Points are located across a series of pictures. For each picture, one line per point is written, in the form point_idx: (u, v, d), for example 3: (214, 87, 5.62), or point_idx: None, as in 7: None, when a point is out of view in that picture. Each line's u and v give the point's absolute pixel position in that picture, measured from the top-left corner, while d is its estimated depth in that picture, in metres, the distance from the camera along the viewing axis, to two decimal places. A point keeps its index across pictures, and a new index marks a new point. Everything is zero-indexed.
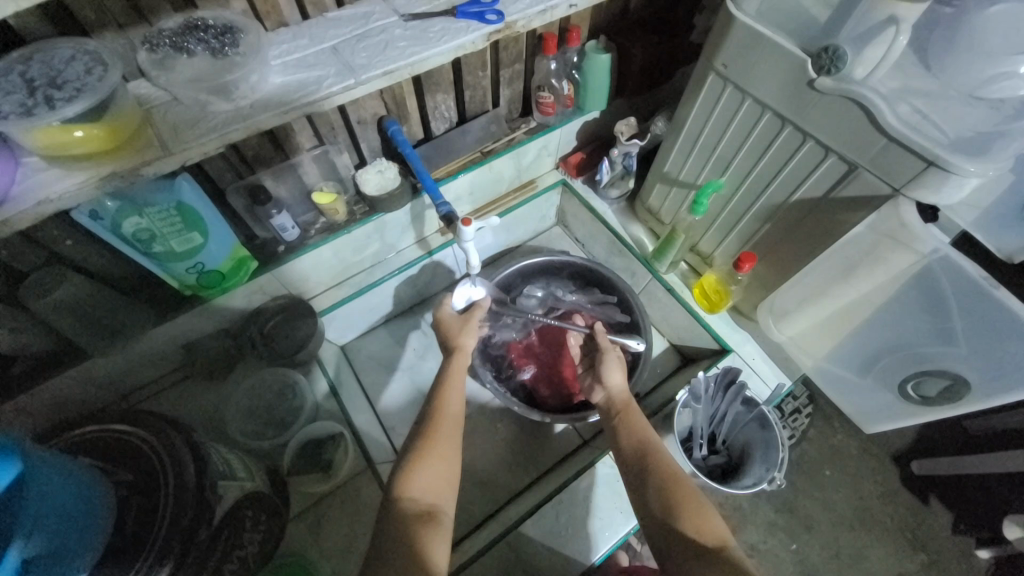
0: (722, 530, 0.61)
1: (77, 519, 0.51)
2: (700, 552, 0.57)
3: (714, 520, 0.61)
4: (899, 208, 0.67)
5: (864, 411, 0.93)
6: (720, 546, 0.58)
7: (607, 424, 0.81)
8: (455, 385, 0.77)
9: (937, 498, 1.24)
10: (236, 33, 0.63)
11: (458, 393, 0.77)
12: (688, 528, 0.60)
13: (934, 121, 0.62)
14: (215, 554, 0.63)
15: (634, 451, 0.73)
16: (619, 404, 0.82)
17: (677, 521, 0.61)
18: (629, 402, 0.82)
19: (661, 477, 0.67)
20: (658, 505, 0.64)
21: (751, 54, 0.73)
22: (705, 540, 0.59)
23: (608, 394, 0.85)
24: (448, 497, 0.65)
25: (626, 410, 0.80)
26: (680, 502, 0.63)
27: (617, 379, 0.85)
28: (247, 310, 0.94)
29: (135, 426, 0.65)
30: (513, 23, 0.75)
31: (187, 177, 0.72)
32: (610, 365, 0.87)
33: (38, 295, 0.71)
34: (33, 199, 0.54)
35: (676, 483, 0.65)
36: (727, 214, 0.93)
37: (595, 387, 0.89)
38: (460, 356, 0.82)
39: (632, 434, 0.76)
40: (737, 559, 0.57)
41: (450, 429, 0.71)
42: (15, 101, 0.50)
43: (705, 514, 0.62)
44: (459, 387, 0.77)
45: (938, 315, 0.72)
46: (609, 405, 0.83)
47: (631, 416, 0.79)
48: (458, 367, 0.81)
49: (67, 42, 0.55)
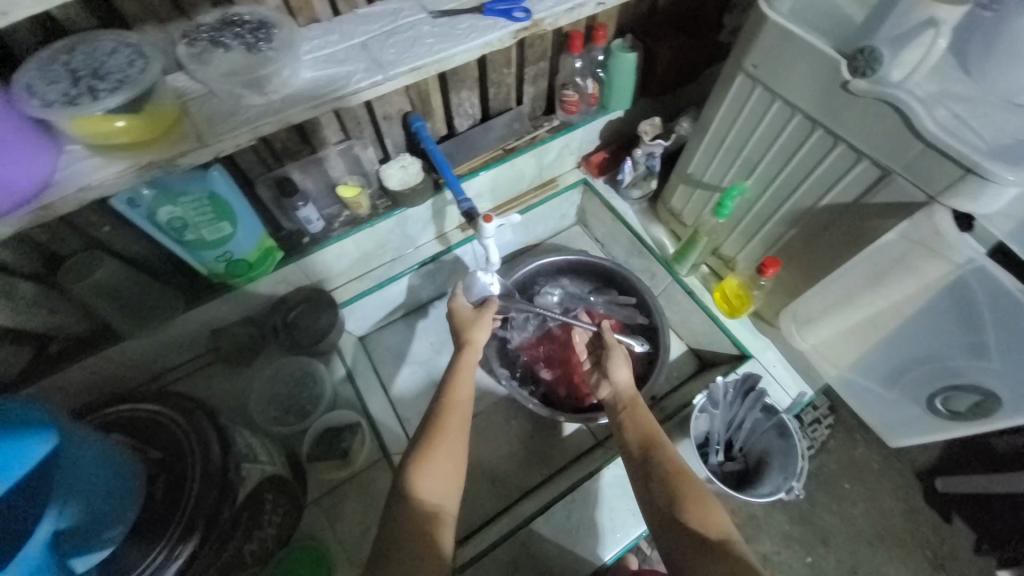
0: (726, 523, 0.60)
1: (105, 492, 0.53)
2: (702, 544, 0.57)
3: (716, 512, 0.61)
4: (933, 216, 0.65)
5: (887, 423, 0.89)
6: (722, 537, 0.58)
7: (613, 421, 0.80)
8: (466, 377, 0.78)
9: (960, 516, 1.21)
10: (270, 28, 0.64)
11: (467, 384, 0.77)
12: (693, 520, 0.60)
13: (972, 126, 0.60)
14: (237, 536, 0.65)
15: (640, 446, 0.72)
16: (626, 399, 0.81)
17: (681, 514, 0.61)
18: (636, 397, 0.81)
19: (665, 472, 0.67)
20: (663, 501, 0.64)
21: (783, 55, 0.71)
22: (708, 532, 0.58)
23: (613, 389, 0.83)
24: (448, 499, 0.65)
25: (632, 406, 0.79)
26: (684, 497, 0.63)
27: (624, 376, 0.83)
28: (272, 299, 0.97)
29: (164, 407, 0.69)
30: (540, 21, 0.75)
31: (220, 168, 0.74)
32: (615, 361, 0.85)
33: (81, 275, 0.73)
34: (77, 184, 0.57)
35: (681, 478, 0.65)
36: (752, 218, 0.92)
37: (602, 382, 0.88)
38: (471, 350, 0.82)
39: (637, 430, 0.75)
40: (739, 552, 0.56)
41: (457, 421, 0.72)
42: (60, 90, 0.53)
43: (709, 508, 0.61)
44: (467, 380, 0.77)
45: (969, 328, 0.70)
46: (615, 401, 0.82)
47: (638, 412, 0.78)
48: (467, 361, 0.81)
49: (110, 35, 0.58)
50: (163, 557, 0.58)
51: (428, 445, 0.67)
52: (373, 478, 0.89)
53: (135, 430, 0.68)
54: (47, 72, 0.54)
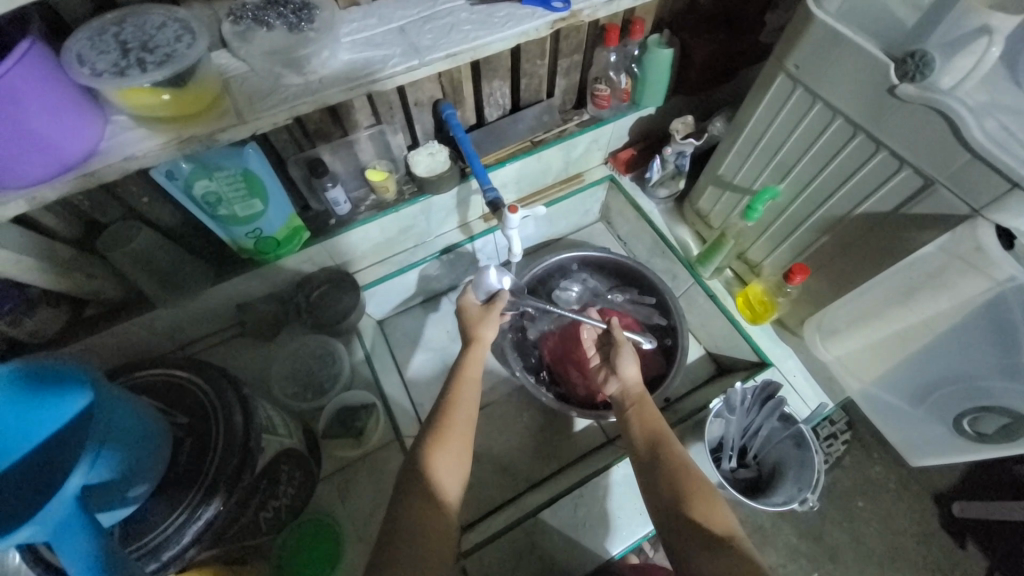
0: (731, 519, 0.61)
1: (139, 450, 0.56)
2: (707, 540, 0.57)
3: (721, 509, 0.61)
4: (976, 229, 0.63)
5: (910, 442, 0.87)
6: (728, 535, 0.58)
7: (619, 416, 0.80)
8: (472, 367, 0.78)
9: (976, 543, 1.17)
10: (312, 10, 0.66)
11: (473, 376, 0.77)
12: (699, 515, 0.60)
13: (1022, 139, 0.58)
14: (256, 498, 0.68)
15: (645, 443, 0.72)
16: (633, 396, 0.80)
17: (687, 510, 0.62)
18: (644, 394, 0.80)
19: (673, 469, 0.67)
20: (669, 497, 0.64)
21: (828, 56, 0.69)
22: (715, 529, 0.59)
23: (621, 385, 0.82)
24: (454, 488, 0.65)
25: (639, 402, 0.78)
26: (692, 494, 0.63)
27: (631, 372, 0.82)
28: (297, 277, 0.98)
29: (194, 373, 0.70)
30: (578, 12, 0.74)
31: (255, 147, 0.76)
32: (624, 356, 0.84)
33: (116, 245, 0.76)
34: (121, 154, 0.59)
35: (687, 474, 0.66)
36: (781, 223, 0.90)
37: (609, 379, 0.86)
38: (478, 346, 0.81)
39: (643, 425, 0.75)
40: (746, 549, 0.56)
41: (464, 412, 0.72)
42: (110, 60, 0.55)
43: (715, 504, 0.62)
44: (475, 373, 0.77)
45: (1004, 348, 0.67)
46: (623, 397, 0.81)
47: (645, 408, 0.77)
48: (474, 358, 0.80)
49: (159, 9, 0.59)
50: (186, 515, 0.59)
51: (434, 437, 0.68)
52: (384, 459, 0.91)
53: (160, 394, 0.69)
54: (97, 42, 0.56)
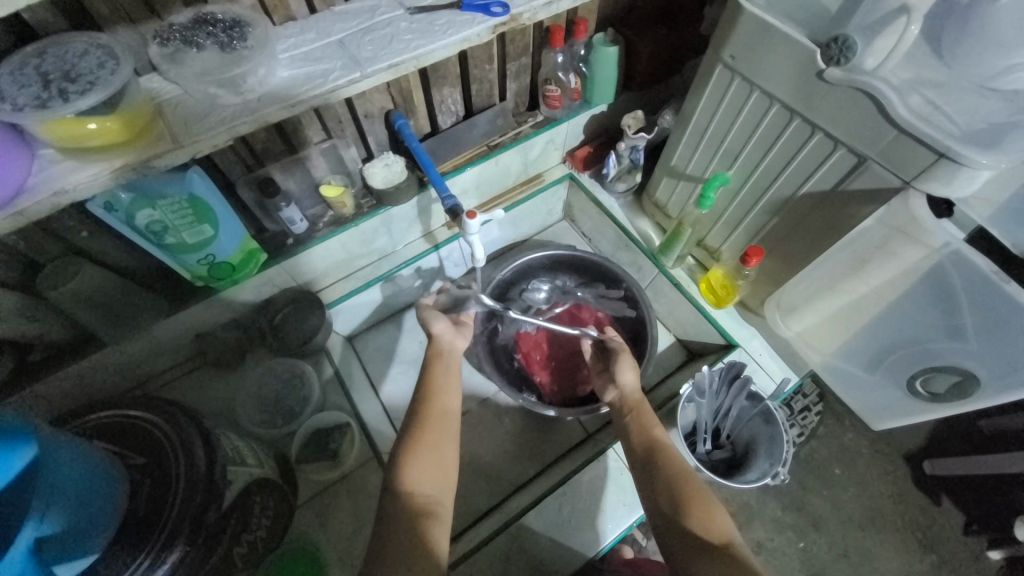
0: (728, 526, 0.60)
1: (91, 497, 0.53)
2: (705, 549, 0.57)
3: (720, 517, 0.61)
4: (909, 201, 0.67)
5: (870, 408, 0.90)
6: (724, 542, 0.58)
7: (617, 423, 0.80)
8: (447, 359, 0.80)
9: (948, 497, 1.23)
10: (244, 27, 0.64)
11: (451, 373, 0.78)
12: (696, 526, 0.60)
13: (944, 112, 0.62)
14: (224, 538, 0.65)
15: (643, 448, 0.73)
16: (631, 403, 0.81)
17: (685, 520, 0.61)
18: (642, 401, 0.81)
19: (669, 474, 0.67)
20: (667, 505, 0.64)
21: (759, 46, 0.72)
22: (711, 537, 0.58)
23: (619, 393, 0.84)
24: (441, 484, 0.65)
25: (639, 410, 0.79)
26: (688, 498, 0.63)
27: (630, 379, 0.84)
28: (258, 300, 0.96)
29: (149, 413, 0.67)
30: (518, 15, 0.75)
31: (198, 170, 0.74)
32: (623, 364, 0.86)
33: (56, 283, 0.72)
34: (50, 188, 0.56)
35: (685, 481, 0.65)
36: (734, 209, 0.93)
37: (607, 387, 0.88)
38: (438, 340, 0.84)
39: (642, 433, 0.75)
40: (742, 556, 0.56)
41: (442, 406, 0.72)
42: (31, 93, 0.52)
43: (714, 512, 0.61)
44: (449, 368, 0.79)
45: (947, 310, 0.71)
46: (621, 404, 0.82)
47: (644, 415, 0.78)
48: (447, 367, 0.79)
49: (81, 37, 0.57)
50: (149, 562, 0.55)
51: (413, 442, 0.67)
52: (364, 477, 0.90)
53: (118, 436, 0.66)
54: (18, 76, 0.53)
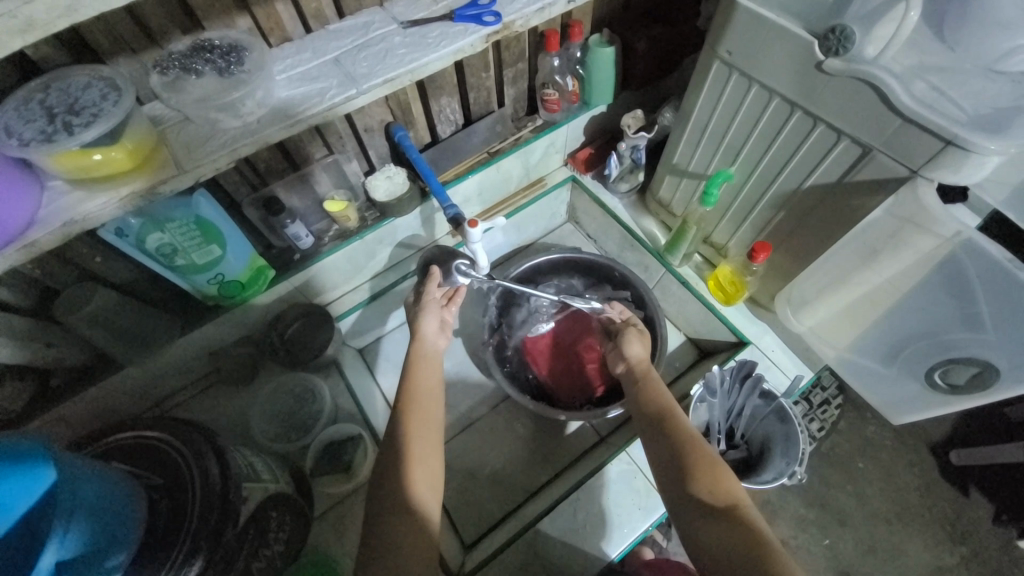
0: (737, 488, 0.60)
1: (111, 520, 0.53)
2: (707, 510, 0.58)
3: (726, 477, 0.61)
4: (917, 190, 0.65)
5: (889, 402, 0.87)
6: (730, 504, 0.58)
7: (627, 393, 0.78)
8: (429, 362, 0.77)
9: (977, 488, 1.20)
10: (241, 51, 0.65)
11: (432, 373, 0.76)
12: (701, 489, 0.60)
13: (951, 96, 0.60)
14: (243, 554, 0.65)
15: (650, 415, 0.71)
16: (638, 373, 0.79)
17: (690, 485, 0.61)
18: (649, 370, 0.79)
19: (674, 447, 0.65)
20: (673, 475, 0.63)
21: (756, 40, 0.71)
22: (717, 499, 0.59)
23: (626, 366, 0.82)
24: (430, 496, 0.64)
25: (645, 378, 0.77)
26: (696, 465, 0.62)
27: (637, 351, 0.82)
28: (268, 316, 0.97)
29: (164, 433, 0.69)
30: (511, 23, 0.75)
31: (204, 193, 0.75)
32: (631, 337, 0.85)
33: (71, 310, 0.74)
34: (61, 219, 0.57)
35: (690, 447, 0.64)
36: (739, 204, 0.92)
37: (615, 360, 0.86)
38: (420, 340, 0.80)
39: (649, 399, 0.73)
40: (748, 516, 0.56)
41: (427, 411, 0.70)
42: (36, 128, 0.53)
43: (721, 473, 0.61)
44: (432, 369, 0.77)
45: (962, 298, 0.69)
46: (629, 374, 0.80)
47: (651, 383, 0.76)
48: (430, 370, 0.77)
49: (84, 71, 0.58)
50: None
51: (405, 457, 0.65)
52: None
53: (137, 458, 0.67)
54: (24, 111, 0.55)
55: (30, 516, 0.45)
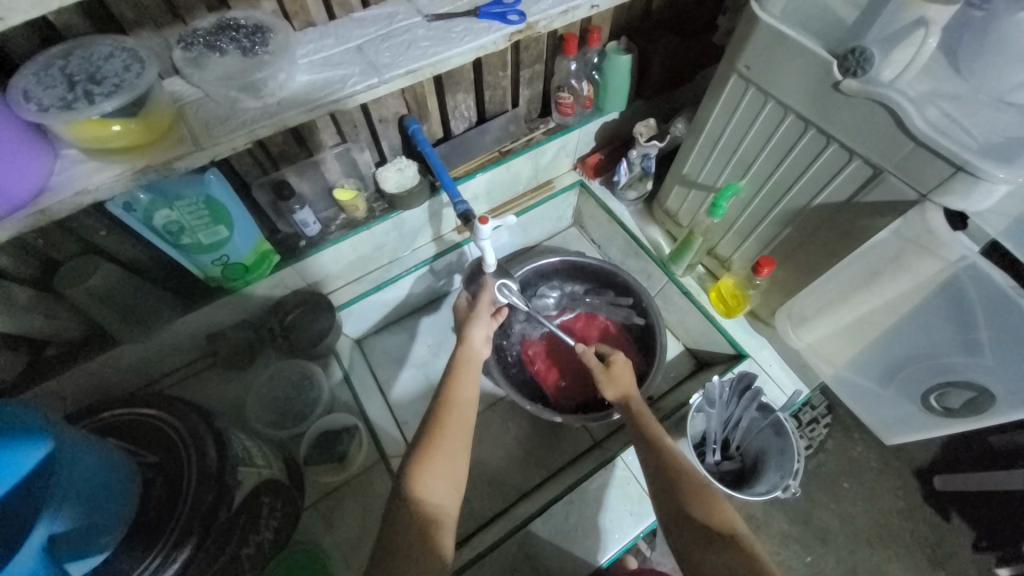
0: (732, 515, 0.61)
1: (104, 494, 0.53)
2: (706, 536, 0.58)
3: (722, 506, 0.61)
4: (925, 214, 0.66)
5: (884, 421, 0.89)
6: (729, 531, 0.58)
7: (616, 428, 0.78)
8: (471, 366, 0.77)
9: (958, 514, 1.21)
10: (266, 32, 0.65)
11: (471, 376, 0.76)
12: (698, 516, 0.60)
13: (962, 124, 0.61)
14: (233, 538, 0.64)
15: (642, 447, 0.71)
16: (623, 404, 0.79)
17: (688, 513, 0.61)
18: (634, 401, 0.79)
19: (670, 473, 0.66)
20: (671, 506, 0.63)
21: (773, 56, 0.72)
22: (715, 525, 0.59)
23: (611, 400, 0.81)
24: (448, 497, 0.63)
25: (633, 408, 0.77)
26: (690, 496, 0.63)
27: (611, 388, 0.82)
28: (269, 302, 0.96)
29: (162, 412, 0.68)
30: (534, 23, 0.75)
31: (216, 172, 0.74)
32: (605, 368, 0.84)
33: (75, 282, 0.74)
34: (74, 188, 0.56)
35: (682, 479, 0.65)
36: (746, 218, 0.92)
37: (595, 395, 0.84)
38: (467, 345, 0.80)
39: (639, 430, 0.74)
40: (747, 543, 0.56)
41: (461, 415, 0.70)
42: (55, 95, 0.53)
43: (715, 501, 0.62)
44: (471, 375, 0.76)
45: (961, 325, 0.70)
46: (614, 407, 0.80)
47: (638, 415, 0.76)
48: (468, 375, 0.76)
49: (106, 40, 0.58)
50: (159, 562, 0.56)
51: (422, 452, 0.65)
52: (371, 481, 0.90)
53: (135, 434, 0.67)
54: (43, 76, 0.54)
55: (30, 481, 0.44)
